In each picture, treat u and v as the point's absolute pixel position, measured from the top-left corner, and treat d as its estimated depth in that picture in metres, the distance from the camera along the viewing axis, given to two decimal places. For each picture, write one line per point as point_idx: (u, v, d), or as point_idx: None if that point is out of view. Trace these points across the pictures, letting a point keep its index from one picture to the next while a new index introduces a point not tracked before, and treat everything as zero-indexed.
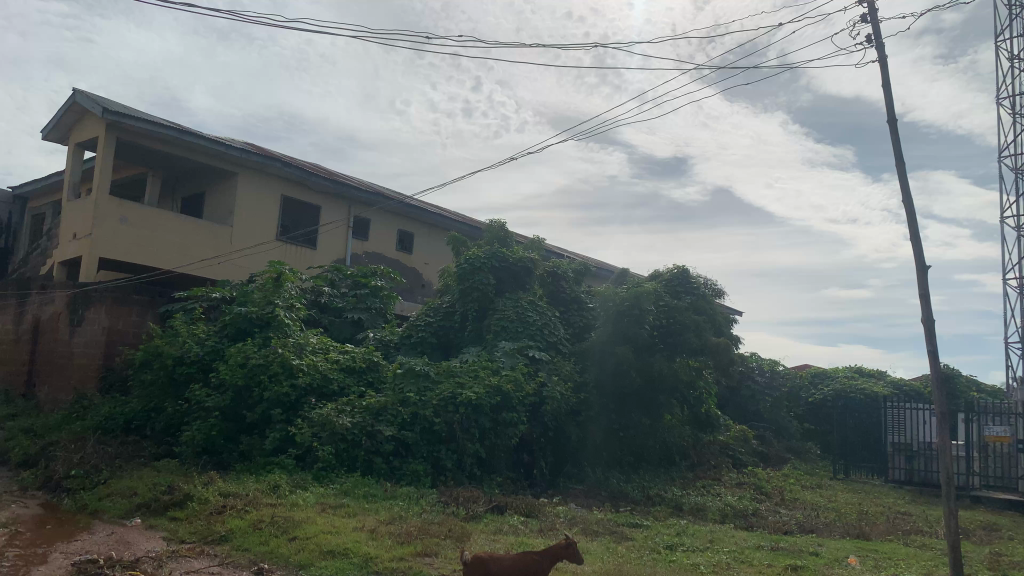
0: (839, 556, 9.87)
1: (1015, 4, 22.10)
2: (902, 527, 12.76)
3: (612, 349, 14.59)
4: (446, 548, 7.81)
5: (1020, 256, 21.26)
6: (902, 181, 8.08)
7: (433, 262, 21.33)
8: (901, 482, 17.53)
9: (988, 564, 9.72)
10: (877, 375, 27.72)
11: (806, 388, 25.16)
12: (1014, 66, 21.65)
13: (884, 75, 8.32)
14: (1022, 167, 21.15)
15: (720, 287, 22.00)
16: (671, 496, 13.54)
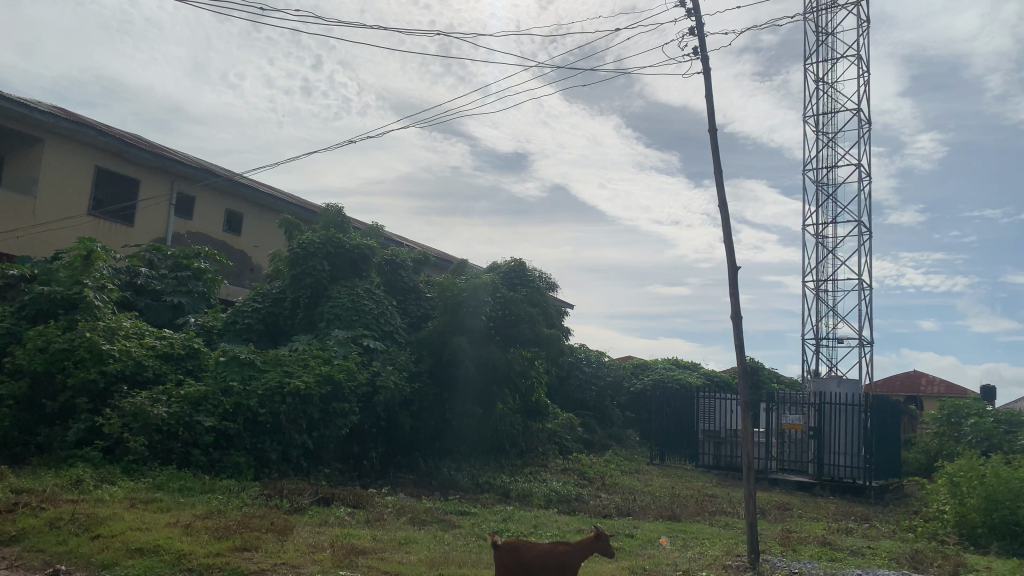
0: (651, 537, 10.50)
1: (821, 31, 24.28)
2: (709, 508, 13.76)
3: (449, 340, 14.73)
4: (268, 541, 7.56)
5: (818, 261, 23.46)
6: (719, 187, 8.70)
7: (263, 245, 20.48)
8: (710, 466, 18.97)
9: (779, 540, 10.70)
10: (692, 367, 29.64)
11: (629, 377, 26.47)
12: (819, 88, 23.80)
13: (707, 88, 8.89)
14: (822, 181, 23.30)
15: (554, 280, 22.64)
16: (499, 484, 13.83)
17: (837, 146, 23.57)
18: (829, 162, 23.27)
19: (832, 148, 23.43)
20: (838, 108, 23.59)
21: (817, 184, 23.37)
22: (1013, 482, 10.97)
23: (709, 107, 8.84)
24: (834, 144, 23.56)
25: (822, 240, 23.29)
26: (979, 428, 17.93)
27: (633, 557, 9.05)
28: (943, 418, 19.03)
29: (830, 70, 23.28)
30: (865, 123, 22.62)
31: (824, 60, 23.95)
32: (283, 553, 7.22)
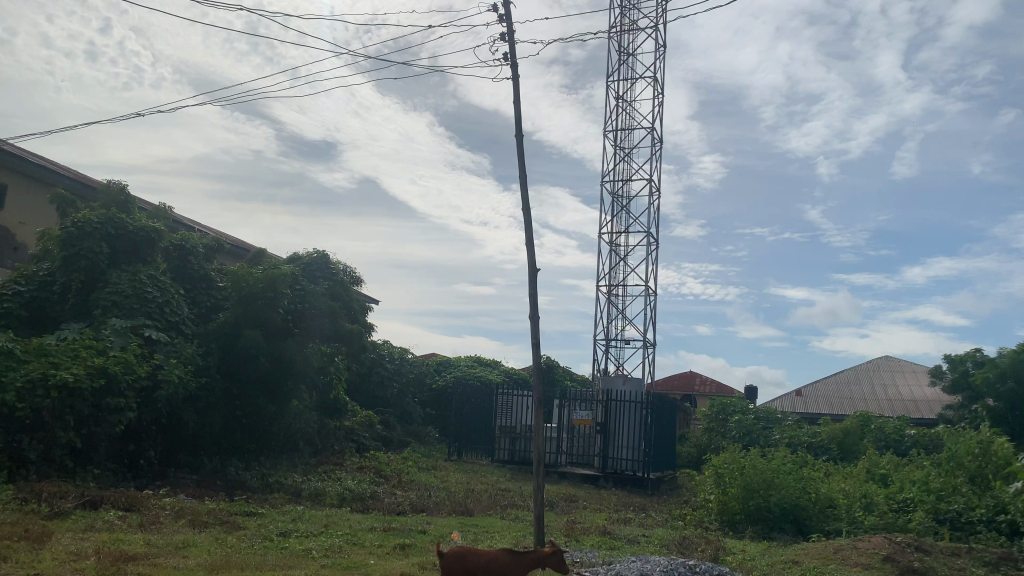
0: (443, 532, 10.61)
1: (624, 51, 25.77)
2: (501, 502, 14.17)
3: (241, 333, 14.04)
4: (19, 551, 6.81)
5: (611, 267, 24.85)
6: (523, 191, 8.98)
7: (31, 222, 18.36)
8: (504, 461, 19.58)
9: (564, 531, 11.25)
10: (493, 365, 30.36)
11: (431, 373, 26.61)
12: (618, 104, 25.22)
13: (516, 95, 9.13)
14: (618, 192, 24.72)
15: (358, 275, 22.28)
16: (290, 483, 13.36)
17: (632, 161, 25.09)
18: (625, 175, 24.74)
19: (627, 162, 24.94)
20: (635, 125, 25.15)
21: (613, 195, 24.76)
22: (768, 472, 12.26)
23: (517, 112, 9.09)
24: (630, 158, 25.09)
25: (616, 248, 24.71)
26: (742, 424, 19.83)
27: (424, 553, 9.12)
28: (713, 415, 20.86)
29: (628, 89, 24.77)
30: (658, 141, 24.28)
31: (625, 78, 25.43)
32: (38, 563, 6.54)
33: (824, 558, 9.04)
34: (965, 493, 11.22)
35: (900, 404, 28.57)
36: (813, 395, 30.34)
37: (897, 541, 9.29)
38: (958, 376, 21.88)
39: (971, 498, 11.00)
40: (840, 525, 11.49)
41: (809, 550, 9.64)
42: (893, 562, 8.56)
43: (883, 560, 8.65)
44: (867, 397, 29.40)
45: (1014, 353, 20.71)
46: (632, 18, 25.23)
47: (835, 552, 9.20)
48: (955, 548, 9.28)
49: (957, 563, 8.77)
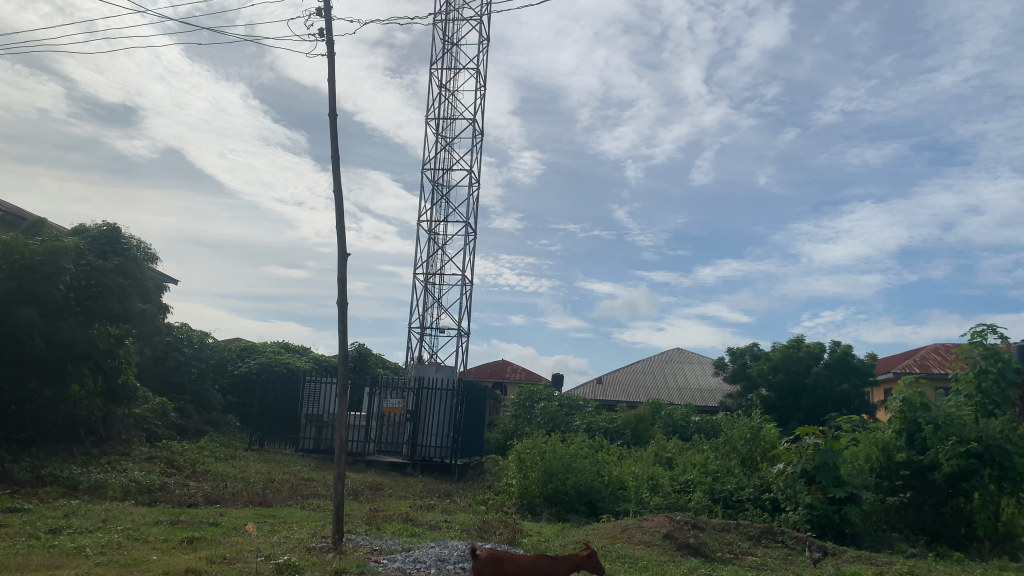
0: (237, 524, 10.15)
1: (448, 40, 25.79)
2: (302, 493, 13.77)
3: (10, 310, 12.60)
4: None
5: (428, 254, 24.85)
6: (335, 172, 8.76)
7: None
8: (309, 450, 19.10)
9: (366, 519, 11.12)
10: (301, 351, 29.42)
11: (234, 359, 25.32)
12: (441, 92, 25.21)
13: (331, 72, 8.87)
14: (438, 180, 24.74)
15: (153, 252, 20.70)
16: (66, 475, 12.20)
17: (453, 150, 25.22)
18: (446, 165, 24.83)
19: (449, 151, 25.02)
20: (457, 115, 25.30)
21: (433, 183, 24.78)
22: (565, 457, 12.80)
23: (333, 92, 8.84)
24: (451, 148, 25.23)
25: (434, 237, 24.76)
26: (547, 411, 20.61)
27: (213, 547, 8.63)
28: (519, 403, 21.46)
29: (452, 78, 24.83)
30: (479, 133, 24.56)
31: (449, 67, 25.48)
32: None
33: (612, 537, 9.59)
34: (737, 473, 12.37)
35: (687, 392, 30.93)
36: (612, 383, 32.14)
37: (677, 519, 10.05)
38: (737, 367, 24.03)
39: (741, 478, 12.11)
40: (628, 506, 12.31)
41: (598, 530, 10.19)
42: (671, 538, 9.24)
43: (664, 537, 9.33)
44: (659, 386, 31.56)
45: (783, 348, 23.11)
46: (457, 9, 25.31)
47: (621, 531, 9.81)
48: (725, 524, 10.18)
49: (726, 537, 9.62)
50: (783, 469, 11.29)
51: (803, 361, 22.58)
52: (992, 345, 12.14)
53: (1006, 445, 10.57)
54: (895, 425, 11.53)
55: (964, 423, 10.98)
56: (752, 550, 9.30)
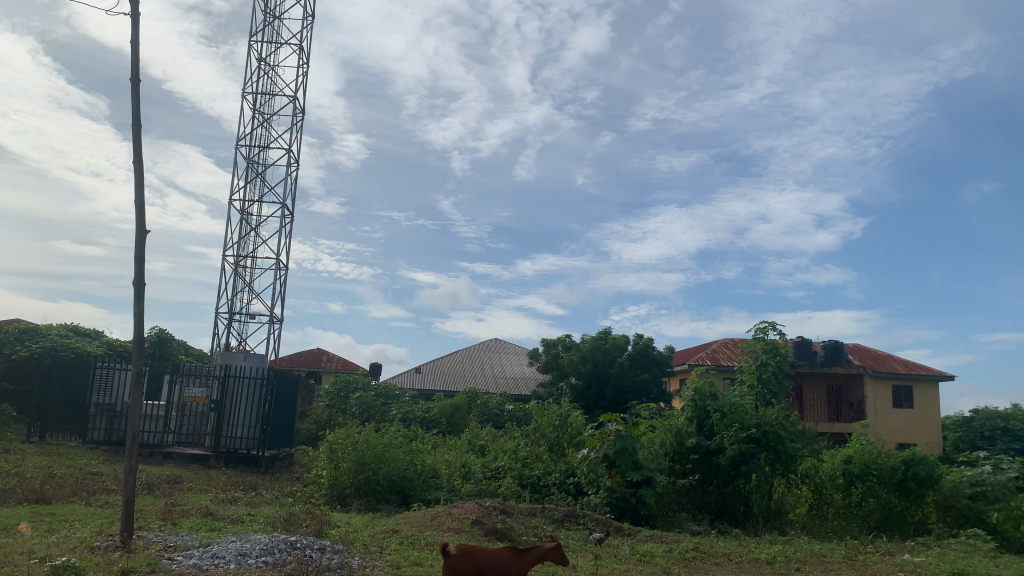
0: (8, 524, 9.15)
1: (269, 12, 24.62)
2: (89, 488, 12.67)
3: None
4: None
5: (241, 235, 23.64)
6: (136, 142, 8.09)
7: None
8: (99, 442, 17.60)
9: (161, 514, 10.40)
10: (93, 335, 27.02)
11: (11, 343, 22.77)
12: (260, 66, 24.02)
13: (133, 35, 8.18)
14: (253, 158, 23.58)
15: None
16: None
17: (271, 128, 24.12)
18: (263, 142, 23.70)
19: (267, 128, 23.91)
20: (276, 92, 24.22)
21: (248, 161, 23.58)
22: (379, 447, 12.66)
23: (135, 55, 8.16)
24: (269, 126, 24.12)
25: (247, 217, 23.57)
26: (362, 400, 20.28)
27: None
28: (334, 393, 20.94)
29: (272, 53, 23.72)
30: (299, 112, 23.66)
31: (268, 41, 24.33)
32: None
33: (422, 525, 9.63)
34: (544, 459, 12.80)
35: (503, 381, 31.65)
36: (431, 372, 32.27)
37: (485, 505, 10.25)
38: (550, 358, 24.92)
39: (548, 464, 12.56)
40: (439, 493, 12.40)
41: (408, 519, 10.19)
42: (479, 525, 9.41)
43: (472, 523, 9.48)
44: (476, 375, 32.05)
45: (593, 339, 24.27)
46: None
47: (431, 519, 9.85)
48: (531, 509, 10.52)
49: (531, 522, 9.95)
50: (587, 454, 11.83)
51: (609, 352, 23.82)
52: (771, 340, 13.35)
53: (779, 431, 11.69)
54: (687, 412, 12.41)
55: (745, 411, 12.02)
56: (555, 533, 9.67)
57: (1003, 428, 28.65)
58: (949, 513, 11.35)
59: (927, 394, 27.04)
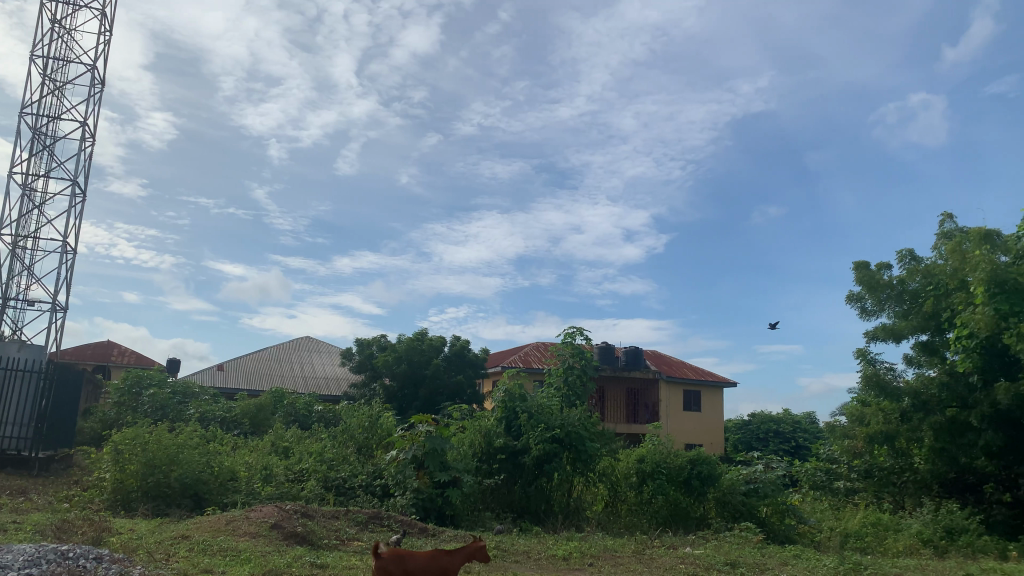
0: None
1: None
2: None
3: None
4: None
5: (21, 213, 21.26)
6: None
7: None
8: None
9: None
10: None
11: None
12: (53, 28, 21.76)
13: None
14: (40, 129, 21.30)
15: None
16: None
17: (64, 98, 21.92)
18: (53, 112, 21.48)
19: (58, 97, 21.71)
20: (72, 59, 22.07)
21: (33, 132, 21.26)
22: (171, 448, 11.83)
23: None
24: (62, 97, 21.93)
25: (30, 193, 21.24)
26: (156, 398, 18.86)
27: None
28: (124, 389, 19.31)
29: (70, 15, 21.59)
30: (98, 83, 21.68)
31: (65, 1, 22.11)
32: None
33: (215, 530, 9.09)
34: (351, 461, 12.53)
35: (312, 381, 30.76)
36: (235, 369, 30.71)
37: (286, 508, 9.86)
38: (363, 358, 24.51)
39: (355, 466, 12.31)
40: (237, 497, 11.77)
41: (200, 524, 9.60)
42: (278, 529, 9.03)
43: (270, 527, 9.08)
44: (284, 374, 30.91)
45: (408, 340, 24.18)
46: None
47: (225, 524, 9.34)
48: (334, 511, 10.26)
49: (334, 524, 9.69)
50: (396, 455, 11.73)
51: (424, 353, 23.88)
52: (578, 345, 13.94)
53: (581, 431, 12.25)
54: (496, 413, 12.67)
55: (551, 413, 12.46)
56: (358, 535, 9.48)
57: (775, 430, 31.73)
58: (726, 508, 12.41)
59: (713, 398, 29.37)
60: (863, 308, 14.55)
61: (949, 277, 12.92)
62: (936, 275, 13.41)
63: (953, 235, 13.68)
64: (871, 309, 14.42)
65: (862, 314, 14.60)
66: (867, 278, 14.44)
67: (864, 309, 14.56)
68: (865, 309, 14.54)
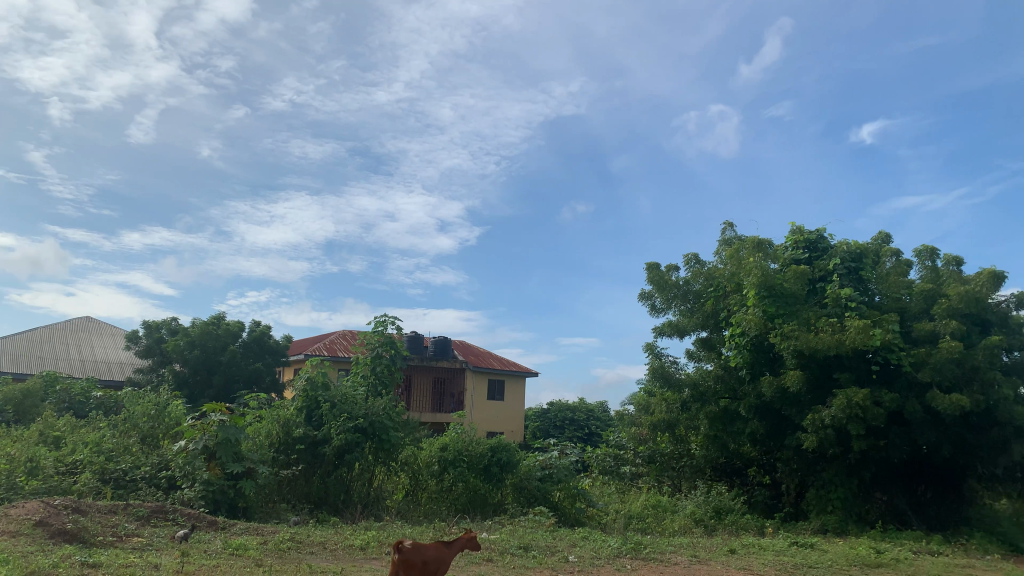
0: None
1: None
2: None
3: None
4: None
5: None
6: None
7: None
8: None
9: None
10: None
11: None
12: None
13: None
14: None
15: None
16: None
17: None
18: None
19: None
20: None
21: None
22: None
23: None
24: None
25: None
26: None
27: None
28: None
29: None
30: None
31: None
32: None
33: None
34: (134, 452, 11.63)
35: (91, 365, 28.20)
36: None
37: (54, 504, 8.97)
38: (151, 342, 22.82)
39: (139, 457, 11.45)
40: None
41: None
42: (45, 526, 8.21)
43: (35, 525, 8.23)
44: (57, 357, 28.07)
45: (203, 325, 22.82)
46: None
47: None
48: (112, 506, 9.48)
49: (111, 520, 8.96)
50: (185, 445, 11.01)
51: (220, 339, 22.65)
52: (389, 334, 13.83)
53: (385, 421, 12.18)
54: (297, 402, 12.26)
55: (355, 401, 12.30)
56: (139, 531, 8.83)
57: (571, 418, 33.30)
58: (522, 493, 12.85)
59: (515, 388, 30.26)
60: (653, 305, 15.60)
61: (728, 280, 14.18)
62: (716, 278, 14.65)
63: (733, 242, 15.03)
64: (660, 307, 15.50)
65: (652, 311, 15.65)
66: (658, 278, 15.50)
67: (654, 307, 15.61)
68: (654, 306, 15.60)
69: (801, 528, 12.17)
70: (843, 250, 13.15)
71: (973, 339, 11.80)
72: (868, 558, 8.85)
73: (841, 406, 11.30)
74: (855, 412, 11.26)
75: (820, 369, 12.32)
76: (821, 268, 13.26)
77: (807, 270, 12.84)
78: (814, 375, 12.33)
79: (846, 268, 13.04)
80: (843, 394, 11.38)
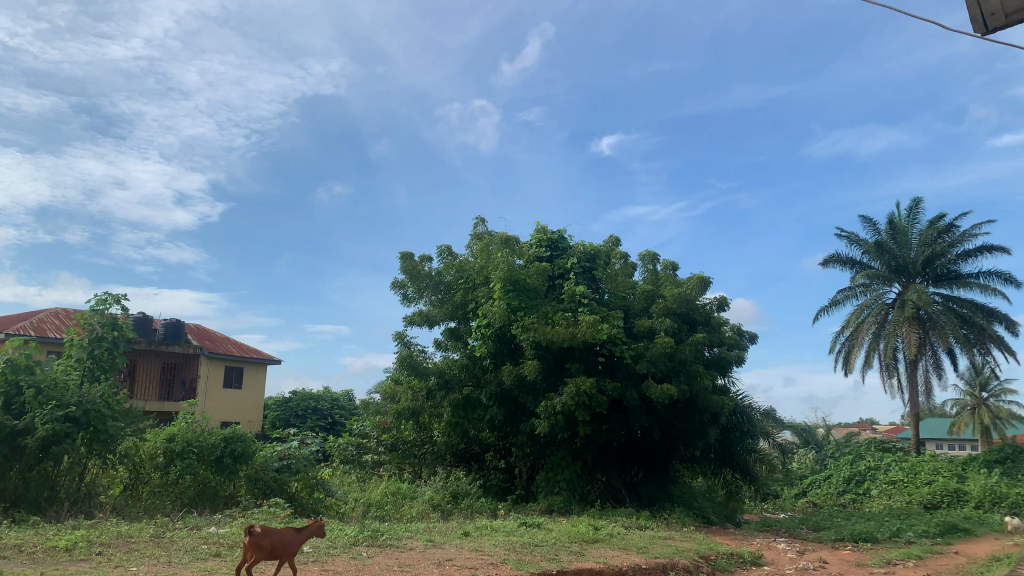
0: None
1: None
2: None
3: None
4: None
5: None
6: None
7: None
8: None
9: None
10: None
11: None
12: None
13: None
14: None
15: None
16: None
17: None
18: None
19: None
20: None
21: None
22: None
23: None
24: None
25: None
26: None
27: None
28: None
29: None
30: None
31: None
32: None
33: None
34: None
35: None
36: None
37: None
38: None
39: None
40: None
41: None
42: None
43: None
44: None
45: None
46: None
47: None
48: None
49: None
50: None
51: None
52: (112, 314, 12.44)
53: (102, 410, 10.96)
54: None
55: (66, 388, 10.97)
56: None
57: (313, 407, 32.50)
58: (257, 485, 12.32)
59: (254, 375, 28.88)
60: (405, 295, 15.70)
61: (477, 272, 14.66)
62: (466, 271, 15.07)
63: (483, 237, 15.53)
64: (412, 296, 15.64)
65: (403, 300, 15.74)
66: (410, 268, 15.61)
67: (406, 296, 15.73)
68: (406, 295, 15.71)
69: (530, 509, 12.92)
70: (579, 250, 14.18)
71: (682, 335, 13.25)
72: (586, 534, 9.64)
73: (571, 393, 12.12)
74: (583, 399, 12.16)
75: (554, 359, 13.15)
76: (560, 266, 14.16)
77: (547, 268, 13.66)
78: (549, 364, 13.14)
79: (581, 267, 14.03)
80: (573, 383, 12.22)
